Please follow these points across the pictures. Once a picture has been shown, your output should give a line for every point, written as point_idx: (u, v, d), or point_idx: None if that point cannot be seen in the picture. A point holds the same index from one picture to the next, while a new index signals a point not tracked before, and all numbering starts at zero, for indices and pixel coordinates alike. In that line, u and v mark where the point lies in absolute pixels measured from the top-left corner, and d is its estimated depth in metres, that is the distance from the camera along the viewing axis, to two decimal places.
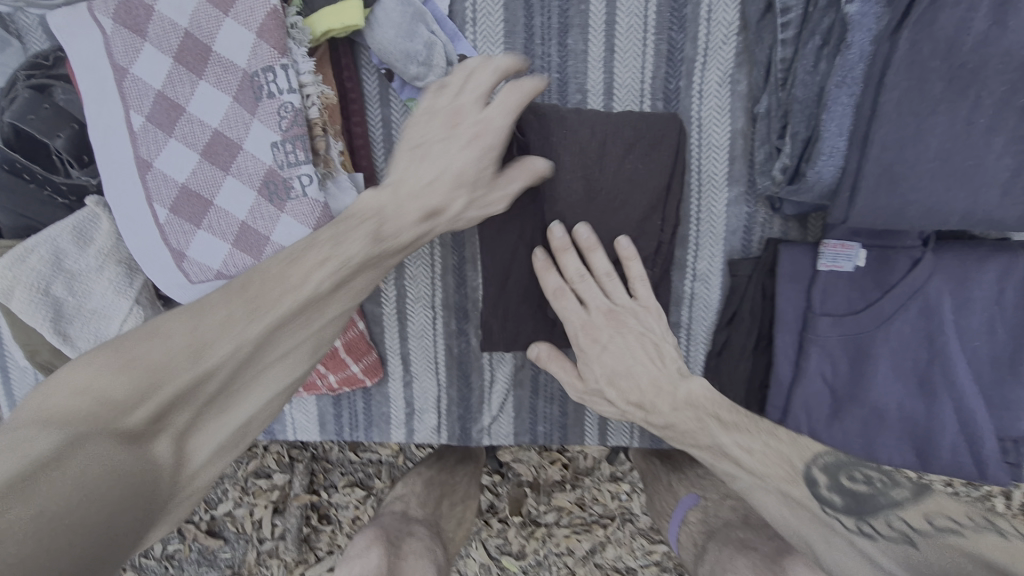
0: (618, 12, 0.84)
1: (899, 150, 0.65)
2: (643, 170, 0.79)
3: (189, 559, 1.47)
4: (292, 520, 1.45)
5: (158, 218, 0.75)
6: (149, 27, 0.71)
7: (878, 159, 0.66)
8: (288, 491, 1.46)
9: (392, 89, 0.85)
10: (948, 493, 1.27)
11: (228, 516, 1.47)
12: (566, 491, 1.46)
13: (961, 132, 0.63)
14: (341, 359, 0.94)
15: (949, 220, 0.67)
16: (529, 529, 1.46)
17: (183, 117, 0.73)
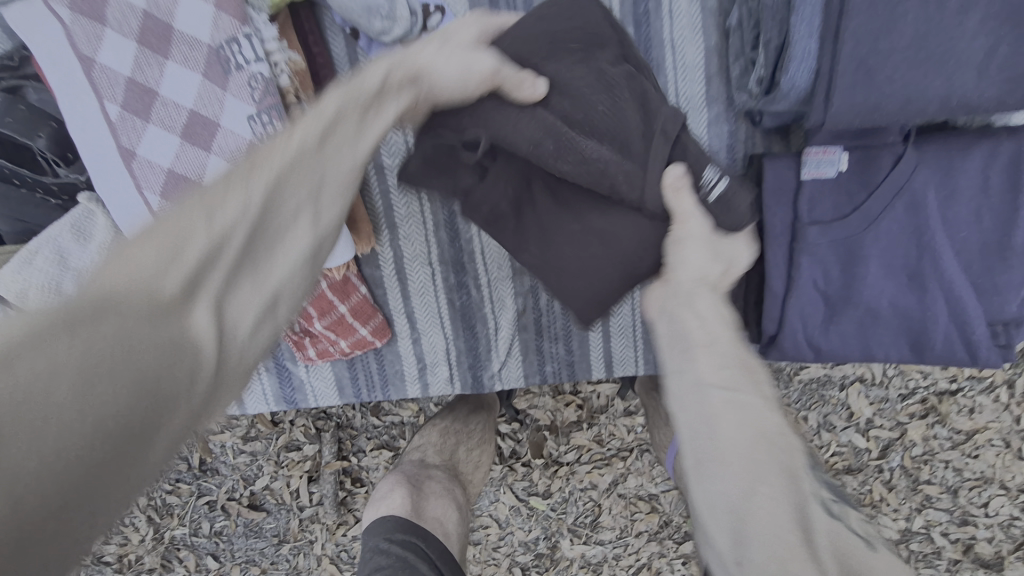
0: None
1: (872, 43, 0.66)
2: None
3: (237, 533, 1.56)
4: (326, 486, 1.52)
5: (150, 205, 0.76)
6: (107, 13, 0.70)
7: (851, 54, 0.67)
8: (319, 460, 1.53)
9: (360, 48, 0.86)
10: (952, 389, 1.31)
11: (267, 490, 1.55)
12: (584, 429, 1.52)
13: (934, 17, 0.64)
14: (349, 324, 0.96)
15: (928, 109, 0.68)
16: (552, 469, 1.53)
17: (157, 101, 0.73)
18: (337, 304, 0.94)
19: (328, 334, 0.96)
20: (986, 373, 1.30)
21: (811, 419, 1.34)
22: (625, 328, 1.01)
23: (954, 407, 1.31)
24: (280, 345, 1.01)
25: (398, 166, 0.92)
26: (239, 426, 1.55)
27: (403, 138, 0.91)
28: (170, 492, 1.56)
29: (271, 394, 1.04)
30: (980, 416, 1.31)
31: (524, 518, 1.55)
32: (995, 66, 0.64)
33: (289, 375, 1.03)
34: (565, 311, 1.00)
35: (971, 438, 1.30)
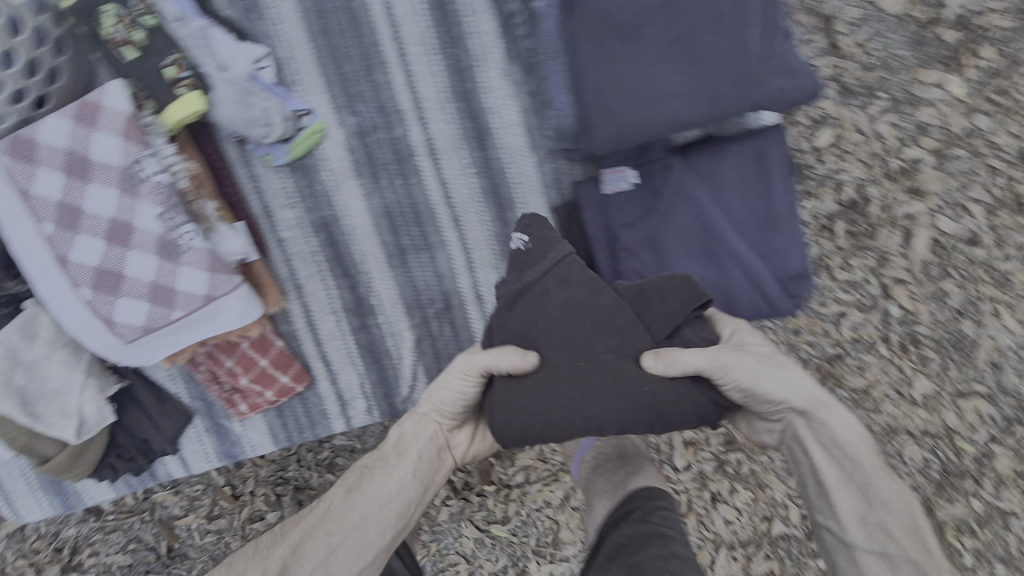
0: (406, 44, 1.08)
1: (605, 88, 0.88)
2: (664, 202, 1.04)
3: None
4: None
5: (85, 297, 0.94)
6: (37, 154, 0.90)
7: (594, 100, 0.89)
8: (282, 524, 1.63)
9: (249, 150, 1.08)
10: (836, 354, 1.48)
11: None
12: (526, 450, 1.66)
13: (641, 66, 0.87)
14: (270, 375, 1.14)
15: (659, 128, 0.89)
16: (504, 493, 1.65)
17: (83, 215, 0.92)
18: (258, 358, 1.13)
19: (254, 387, 1.13)
20: (864, 335, 1.47)
21: None
22: None
23: (845, 368, 1.49)
24: (215, 405, 1.16)
25: (295, 238, 1.12)
26: (203, 506, 1.64)
27: (295, 214, 1.12)
28: None
29: (214, 452, 1.18)
30: (869, 372, 1.48)
31: (489, 547, 1.66)
32: (700, 97, 0.87)
33: (226, 432, 1.18)
34: (455, 333, 1.19)
35: (869, 395, 1.48)
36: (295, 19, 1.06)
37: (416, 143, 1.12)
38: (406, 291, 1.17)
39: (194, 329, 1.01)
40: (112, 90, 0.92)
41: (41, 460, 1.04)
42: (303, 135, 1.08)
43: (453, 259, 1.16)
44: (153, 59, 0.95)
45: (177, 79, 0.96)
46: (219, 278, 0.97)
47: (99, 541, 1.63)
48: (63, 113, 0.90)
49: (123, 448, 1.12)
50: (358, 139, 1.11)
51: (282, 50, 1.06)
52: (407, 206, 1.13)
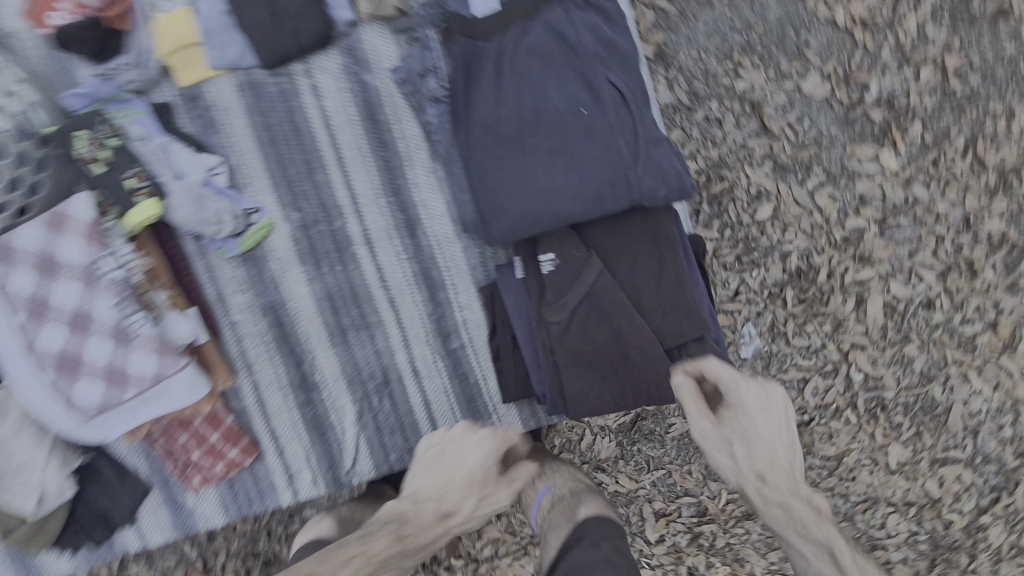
0: (341, 148, 1.23)
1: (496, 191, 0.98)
2: (643, 231, 1.07)
3: None
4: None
5: (48, 379, 1.07)
6: (15, 255, 1.06)
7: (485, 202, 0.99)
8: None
9: (205, 244, 1.22)
10: (805, 422, 1.56)
11: None
12: (494, 522, 1.53)
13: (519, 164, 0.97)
14: (220, 449, 1.23)
15: (547, 221, 0.98)
16: (472, 567, 1.53)
17: (50, 307, 1.06)
18: (210, 433, 1.23)
19: (205, 461, 1.22)
20: (828, 401, 1.55)
21: (696, 468, 1.50)
22: (445, 412, 1.26)
23: (815, 436, 1.57)
24: (170, 479, 1.25)
25: (246, 320, 1.24)
26: None
27: (246, 300, 1.24)
28: None
29: (169, 523, 1.27)
30: (839, 439, 1.56)
31: None
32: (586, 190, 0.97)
33: (180, 504, 1.26)
34: (394, 407, 1.25)
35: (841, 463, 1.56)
36: (246, 132, 1.23)
37: (353, 232, 1.24)
38: (348, 368, 1.25)
39: (147, 407, 1.12)
40: (77, 202, 1.06)
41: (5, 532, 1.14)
42: (253, 230, 1.22)
43: (390, 337, 1.25)
44: (115, 174, 1.11)
45: (137, 189, 1.11)
46: (167, 359, 1.09)
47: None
48: (37, 220, 1.05)
49: (84, 520, 1.21)
50: (300, 230, 1.24)
51: (234, 157, 1.23)
52: (346, 289, 1.25)
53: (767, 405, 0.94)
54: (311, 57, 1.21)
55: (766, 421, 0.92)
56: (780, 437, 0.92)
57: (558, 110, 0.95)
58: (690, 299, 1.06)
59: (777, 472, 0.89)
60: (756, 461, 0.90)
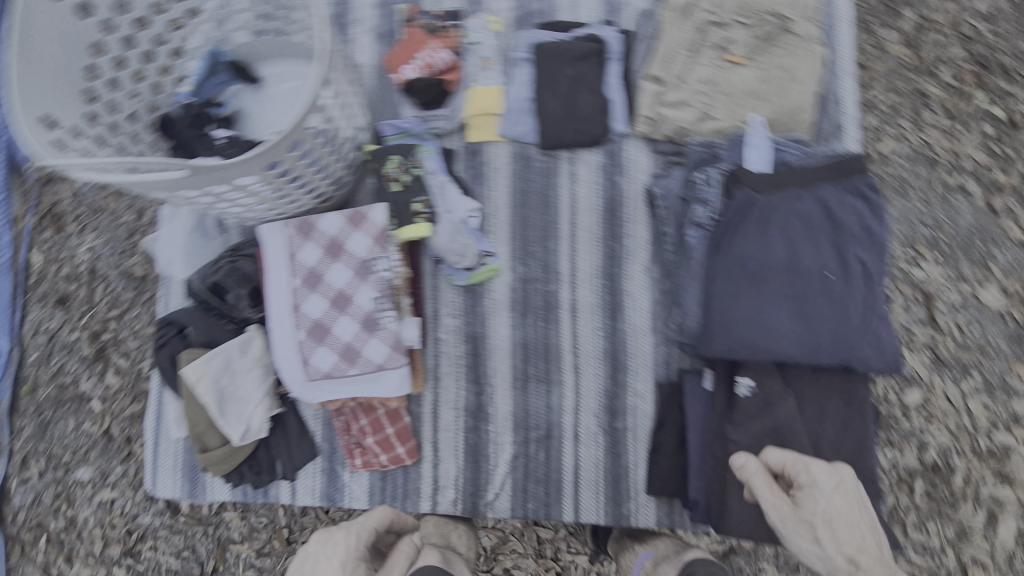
0: (577, 228, 1.43)
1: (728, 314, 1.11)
2: (840, 389, 1.16)
3: None
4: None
5: (299, 338, 1.27)
6: (314, 234, 1.30)
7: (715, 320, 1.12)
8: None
9: (440, 268, 1.43)
10: None
11: None
12: None
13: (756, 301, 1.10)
14: (392, 443, 1.38)
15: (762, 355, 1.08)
16: None
17: (323, 282, 1.28)
18: (387, 426, 1.39)
19: (375, 448, 1.38)
20: None
21: None
22: (590, 482, 1.36)
23: None
24: (337, 452, 1.41)
25: (448, 341, 1.42)
26: (257, 539, 1.94)
27: (455, 323, 1.42)
28: None
29: (319, 491, 1.41)
30: None
31: None
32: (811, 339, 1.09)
33: (336, 477, 1.41)
34: (547, 459, 1.38)
35: None
36: (507, 188, 1.45)
37: (563, 299, 1.42)
38: (518, 412, 1.40)
39: (360, 387, 1.29)
40: (377, 209, 1.28)
41: (203, 448, 1.33)
42: (484, 269, 1.41)
43: (564, 398, 1.39)
44: (408, 195, 1.33)
45: (418, 211, 1.32)
46: (396, 355, 1.26)
47: (162, 538, 1.95)
48: (342, 214, 1.29)
49: (258, 461, 1.39)
50: (521, 284, 1.43)
51: (489, 206, 1.45)
52: (541, 344, 1.41)
53: (840, 486, 1.02)
54: (580, 152, 1.44)
55: (838, 495, 1.00)
56: (862, 529, 0.97)
57: (811, 273, 1.09)
58: (863, 461, 1.14)
59: (873, 557, 0.93)
60: (840, 539, 0.95)
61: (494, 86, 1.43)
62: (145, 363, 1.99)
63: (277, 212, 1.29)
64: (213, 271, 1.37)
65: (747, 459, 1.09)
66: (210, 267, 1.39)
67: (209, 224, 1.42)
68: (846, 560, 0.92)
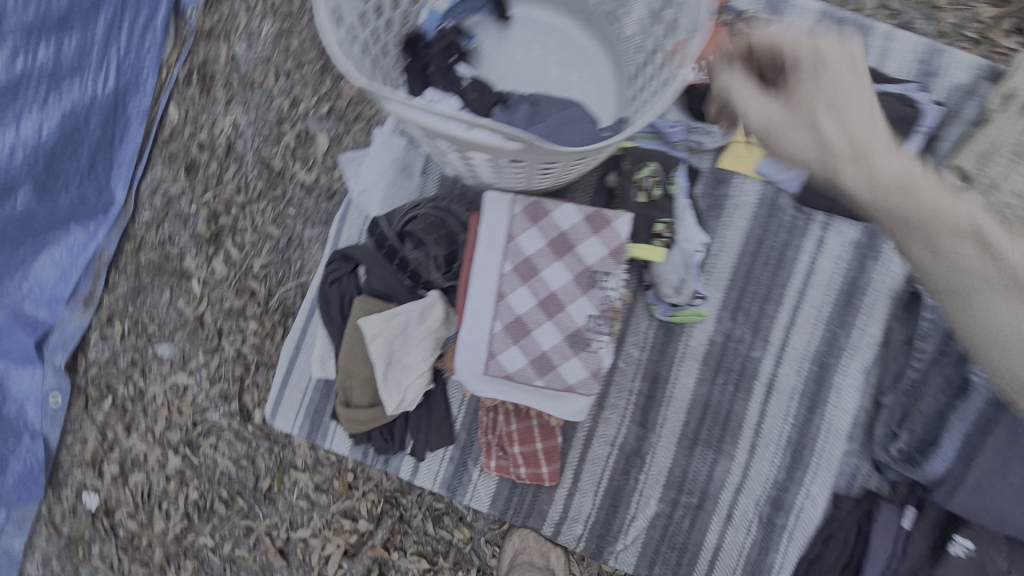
0: (804, 302, 1.28)
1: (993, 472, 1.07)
2: None
3: (250, 568, 1.78)
4: (356, 565, 1.73)
5: (493, 329, 1.14)
6: (541, 220, 1.14)
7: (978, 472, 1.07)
8: (366, 540, 1.75)
9: (642, 294, 1.29)
10: None
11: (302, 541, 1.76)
12: None
13: None
14: (537, 459, 1.30)
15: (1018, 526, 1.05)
16: None
17: (536, 277, 1.14)
18: (537, 439, 1.29)
19: (518, 458, 1.30)
20: None
21: None
22: (726, 567, 1.30)
23: None
24: (474, 446, 1.33)
25: (625, 372, 1.31)
26: (322, 474, 1.74)
27: (638, 356, 1.30)
28: (224, 500, 1.79)
29: (442, 479, 1.34)
30: None
31: None
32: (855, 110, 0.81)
33: (464, 471, 1.34)
34: (689, 529, 1.30)
35: None
36: (740, 236, 1.28)
37: (763, 372, 1.29)
38: (675, 472, 1.31)
39: (538, 400, 1.18)
40: (623, 219, 1.12)
41: (345, 403, 1.24)
42: (691, 310, 1.27)
43: (730, 472, 1.30)
44: (654, 212, 1.16)
45: (660, 234, 1.16)
46: (592, 383, 1.14)
47: (224, 441, 1.79)
48: (581, 209, 1.13)
49: (390, 430, 1.29)
50: (723, 340, 1.29)
51: (711, 245, 1.29)
52: (723, 411, 1.30)
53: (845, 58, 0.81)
54: (837, 220, 1.27)
55: (855, 79, 0.80)
56: (893, 149, 0.79)
57: None
58: None
59: (911, 202, 0.78)
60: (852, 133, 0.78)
61: None
62: (257, 262, 1.75)
63: (511, 179, 1.12)
64: (408, 220, 1.24)
65: (730, 68, 0.90)
66: (404, 213, 1.25)
67: (415, 164, 1.28)
68: (847, 145, 0.78)
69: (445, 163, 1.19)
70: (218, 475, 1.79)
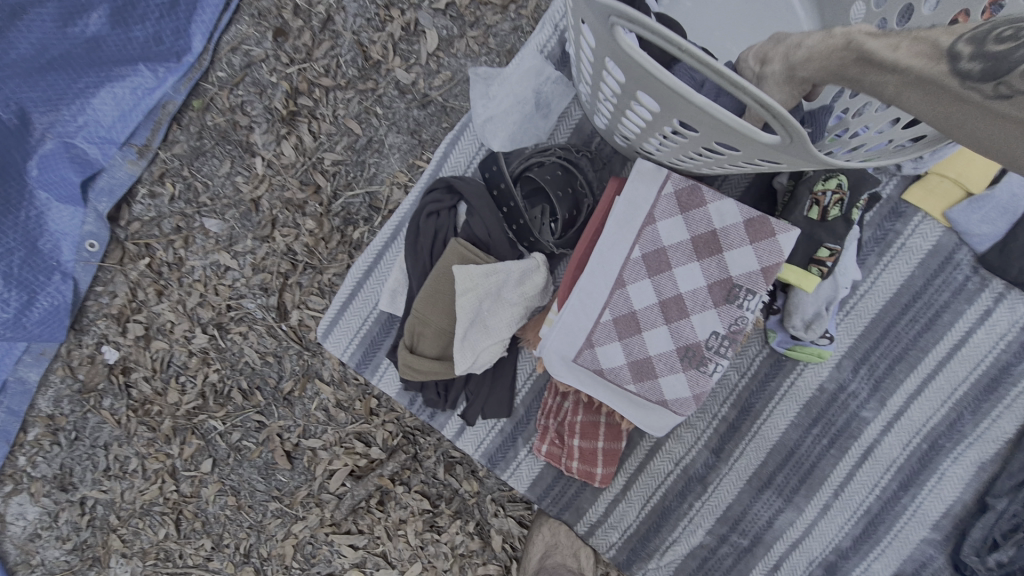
0: (940, 374, 1.16)
1: None
2: None
3: (253, 461, 1.51)
4: (360, 490, 1.47)
5: (601, 315, 1.03)
6: (694, 212, 1.01)
7: None
8: (375, 466, 1.47)
9: (763, 316, 1.17)
10: None
11: (310, 450, 1.49)
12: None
13: None
14: (595, 459, 1.18)
15: None
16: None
17: (666, 272, 1.02)
18: (599, 438, 1.18)
19: (574, 452, 1.18)
20: None
21: None
22: None
23: None
24: (528, 425, 1.23)
25: (716, 393, 1.21)
26: (347, 392, 1.48)
27: (735, 381, 1.20)
28: (242, 391, 1.52)
29: (486, 449, 1.24)
30: None
31: None
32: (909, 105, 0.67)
33: (511, 447, 1.24)
34: (729, 568, 1.23)
35: None
36: (898, 280, 1.16)
37: (865, 435, 1.19)
38: (734, 509, 1.21)
39: (624, 403, 1.08)
40: (790, 235, 0.98)
41: (409, 347, 1.12)
42: (812, 349, 1.14)
43: (793, 526, 1.20)
44: (823, 235, 1.04)
45: (821, 260, 1.05)
46: (690, 403, 1.03)
47: (256, 333, 1.50)
48: (744, 212, 0.99)
49: (447, 387, 1.18)
50: (834, 390, 1.19)
51: (865, 282, 1.17)
52: (808, 463, 1.20)
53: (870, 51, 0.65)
54: (1014, 296, 1.15)
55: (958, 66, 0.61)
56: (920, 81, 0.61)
57: None
58: None
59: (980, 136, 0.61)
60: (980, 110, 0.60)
61: (997, 160, 1.08)
62: (329, 156, 1.48)
63: (680, 158, 0.98)
64: (531, 166, 1.08)
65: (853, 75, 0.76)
66: (528, 157, 1.09)
67: (554, 105, 1.13)
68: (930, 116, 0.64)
69: (601, 117, 1.02)
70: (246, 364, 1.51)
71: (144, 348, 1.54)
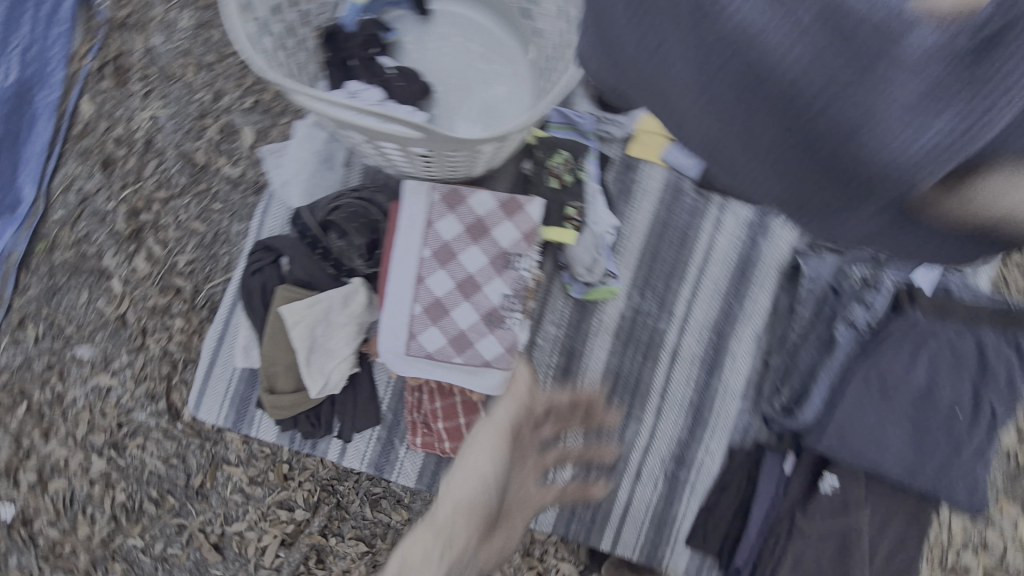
0: (704, 278, 1.46)
1: (853, 418, 1.22)
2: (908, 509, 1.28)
3: (182, 567, 1.58)
4: (294, 556, 1.56)
5: (413, 310, 1.25)
6: (459, 208, 1.26)
7: (840, 420, 1.22)
8: (302, 528, 1.56)
9: (560, 275, 1.43)
10: None
11: (237, 535, 1.57)
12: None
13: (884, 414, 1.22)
14: (461, 434, 1.37)
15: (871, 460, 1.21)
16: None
17: (454, 260, 1.26)
18: (460, 415, 1.37)
19: (442, 434, 1.37)
20: None
21: None
22: (635, 520, 1.44)
23: None
24: (400, 426, 1.40)
25: (544, 348, 1.44)
26: (255, 467, 1.58)
27: (555, 333, 1.44)
28: (154, 499, 1.58)
29: (370, 459, 1.40)
30: None
31: None
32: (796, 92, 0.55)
33: (390, 450, 1.40)
34: (602, 488, 1.44)
35: None
36: (647, 219, 1.46)
37: (669, 342, 1.46)
38: (590, 437, 1.44)
39: (458, 376, 1.27)
40: (533, 205, 1.26)
41: (268, 389, 1.27)
42: (603, 288, 1.40)
43: (639, 435, 1.45)
44: (565, 198, 1.32)
45: (571, 217, 1.32)
46: (506, 356, 1.25)
47: (152, 440, 1.59)
48: (495, 197, 1.26)
49: (316, 415, 1.34)
50: (632, 314, 1.45)
51: (626, 225, 1.46)
52: (633, 378, 1.45)
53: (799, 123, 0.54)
54: (733, 202, 1.47)
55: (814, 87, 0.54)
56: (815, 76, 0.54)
57: (942, 406, 1.21)
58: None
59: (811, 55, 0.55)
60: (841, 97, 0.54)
61: None
62: (182, 258, 1.62)
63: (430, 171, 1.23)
64: (328, 210, 1.29)
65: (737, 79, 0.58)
66: (325, 204, 1.31)
67: (336, 156, 1.36)
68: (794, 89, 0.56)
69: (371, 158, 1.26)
70: (144, 473, 1.59)
71: (43, 493, 1.57)
